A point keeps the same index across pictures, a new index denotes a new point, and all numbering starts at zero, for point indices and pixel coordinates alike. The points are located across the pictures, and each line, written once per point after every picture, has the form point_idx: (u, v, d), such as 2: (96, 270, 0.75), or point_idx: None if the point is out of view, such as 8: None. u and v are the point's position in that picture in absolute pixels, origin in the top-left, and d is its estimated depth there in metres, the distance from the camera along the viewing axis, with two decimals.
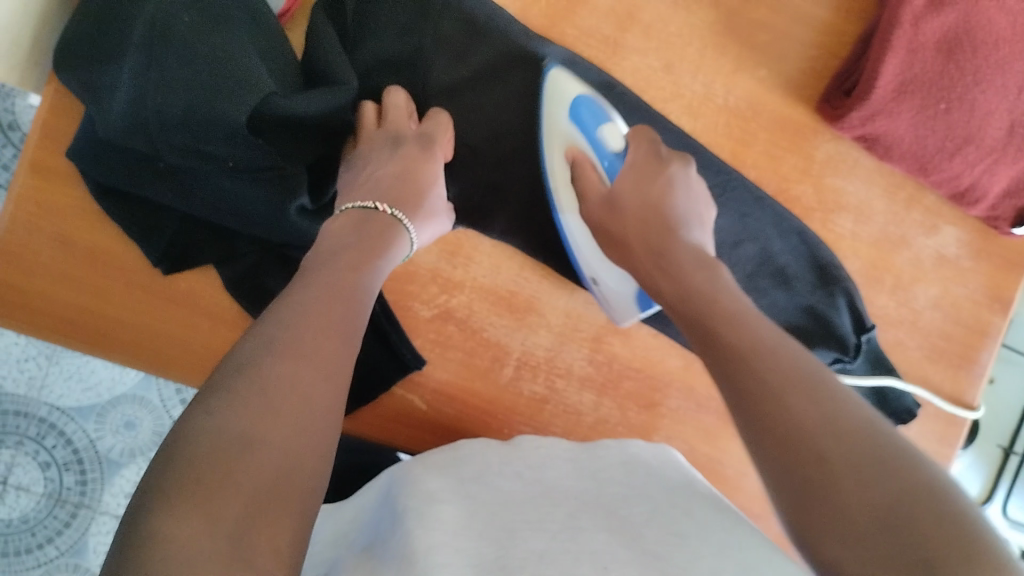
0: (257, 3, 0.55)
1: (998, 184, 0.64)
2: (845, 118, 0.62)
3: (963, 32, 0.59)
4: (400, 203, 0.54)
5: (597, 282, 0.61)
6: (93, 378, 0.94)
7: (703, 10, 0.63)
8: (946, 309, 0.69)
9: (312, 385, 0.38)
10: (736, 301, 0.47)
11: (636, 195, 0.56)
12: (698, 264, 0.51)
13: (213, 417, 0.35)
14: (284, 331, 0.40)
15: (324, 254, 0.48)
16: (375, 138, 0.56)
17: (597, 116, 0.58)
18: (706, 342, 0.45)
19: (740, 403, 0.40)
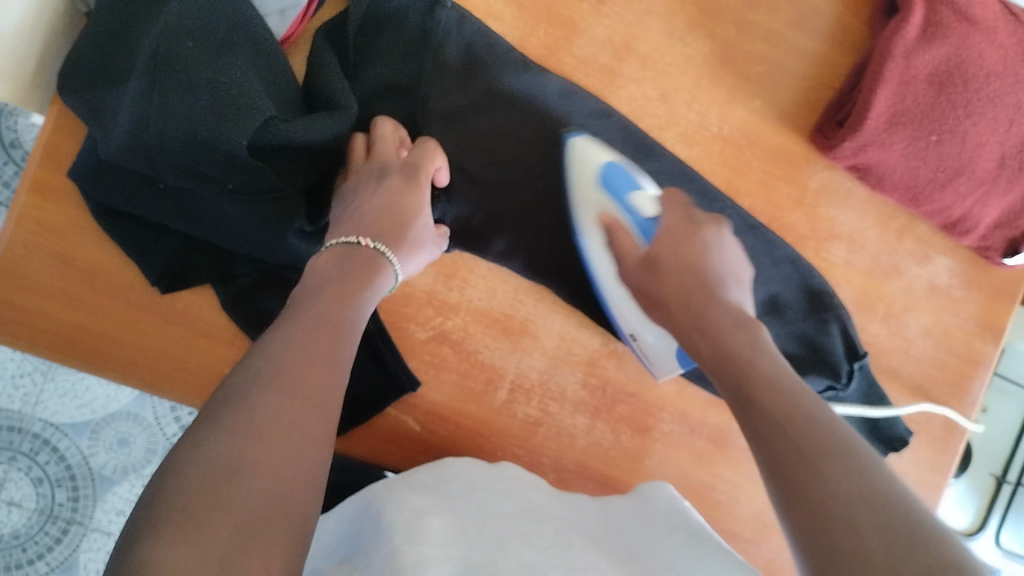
0: (261, 30, 0.56)
1: (989, 215, 0.65)
2: (837, 148, 0.63)
3: (955, 66, 0.60)
4: (383, 236, 0.53)
5: (636, 337, 0.62)
6: (87, 395, 0.95)
7: (698, 41, 0.65)
8: (937, 338, 0.69)
9: (300, 414, 0.40)
10: (767, 363, 0.47)
11: (674, 254, 0.56)
12: (737, 323, 0.50)
13: (203, 449, 0.36)
14: (274, 364, 0.41)
15: (312, 285, 0.49)
16: (361, 168, 0.57)
17: (626, 184, 0.60)
18: (745, 395, 0.46)
19: (770, 467, 0.40)
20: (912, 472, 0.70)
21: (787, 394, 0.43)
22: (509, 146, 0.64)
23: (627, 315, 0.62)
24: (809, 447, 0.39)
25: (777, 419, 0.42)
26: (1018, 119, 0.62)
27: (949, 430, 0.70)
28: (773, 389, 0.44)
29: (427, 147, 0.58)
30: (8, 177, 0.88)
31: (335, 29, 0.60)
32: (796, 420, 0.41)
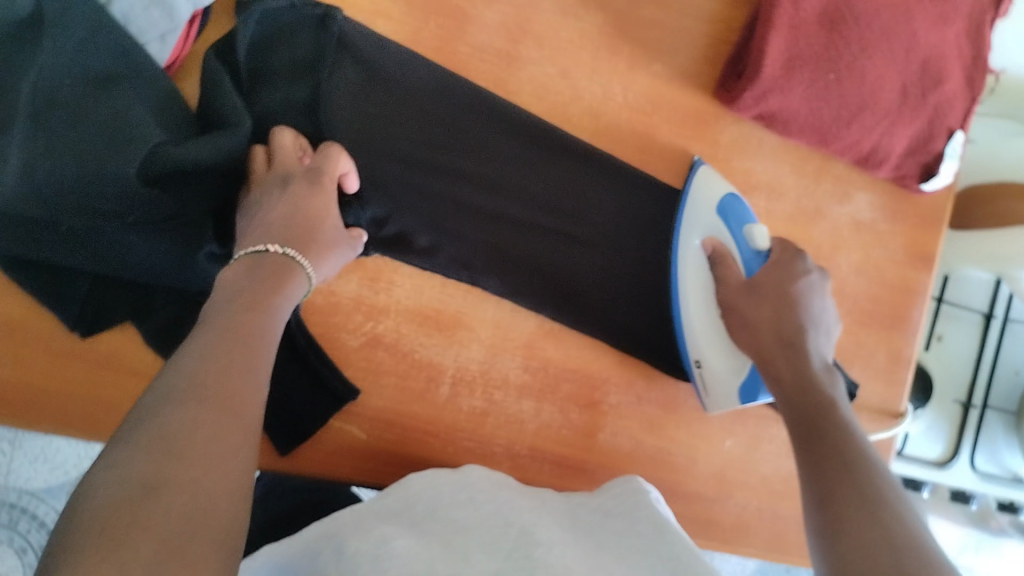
0: (141, 58, 0.55)
1: (899, 143, 0.66)
2: (739, 100, 0.64)
3: (843, 4, 0.60)
4: (291, 242, 0.53)
5: (700, 364, 0.63)
6: (58, 457, 0.92)
7: (591, 15, 0.65)
8: (869, 272, 0.70)
9: (217, 426, 0.39)
10: (837, 418, 0.55)
11: (778, 285, 0.61)
12: (821, 373, 0.59)
13: (117, 470, 0.35)
14: (186, 379, 0.40)
15: (222, 299, 0.47)
16: (269, 180, 0.56)
17: (741, 214, 0.63)
18: (811, 432, 0.55)
19: (826, 499, 0.49)
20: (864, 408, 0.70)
21: (848, 445, 0.52)
22: (419, 149, 0.63)
23: (704, 345, 0.62)
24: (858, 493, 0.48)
25: (839, 466, 0.51)
26: (913, 47, 0.62)
27: (893, 362, 0.71)
28: (836, 442, 0.53)
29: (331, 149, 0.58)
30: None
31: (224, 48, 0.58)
32: (855, 475, 0.50)
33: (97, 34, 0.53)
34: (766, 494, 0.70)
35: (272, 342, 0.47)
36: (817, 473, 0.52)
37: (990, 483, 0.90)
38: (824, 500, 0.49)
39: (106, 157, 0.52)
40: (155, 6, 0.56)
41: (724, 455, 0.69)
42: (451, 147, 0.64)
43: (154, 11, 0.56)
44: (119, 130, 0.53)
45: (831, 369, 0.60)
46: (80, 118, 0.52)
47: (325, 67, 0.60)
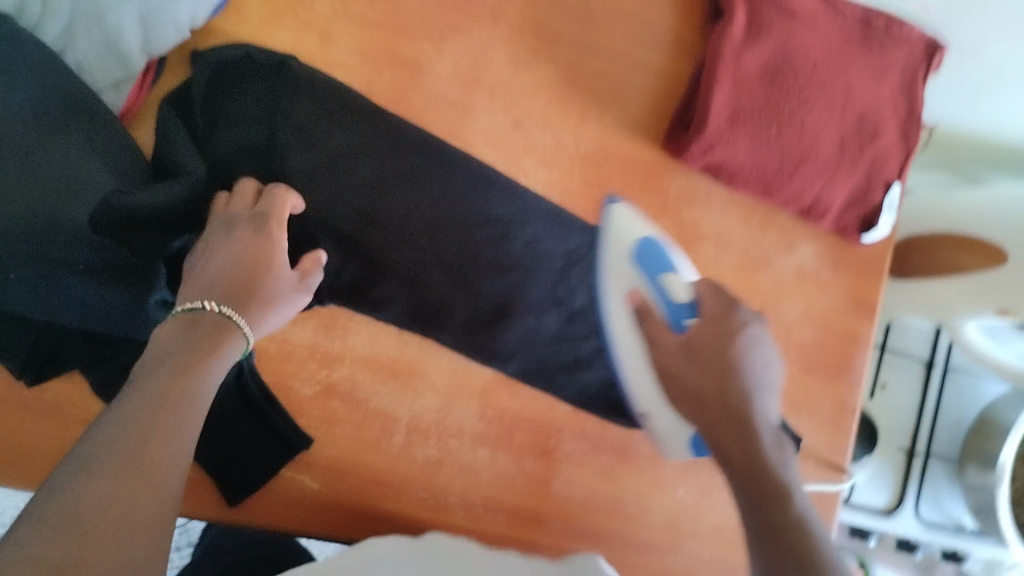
0: (97, 104, 0.55)
1: (839, 196, 0.68)
2: (687, 151, 0.65)
3: (783, 60, 0.64)
4: (227, 299, 0.51)
5: (647, 417, 0.64)
6: None
7: (543, 68, 0.66)
8: (814, 321, 0.72)
9: (133, 503, 0.38)
10: (786, 477, 0.55)
11: (715, 348, 0.58)
12: (775, 445, 0.57)
13: (24, 547, 0.33)
14: (107, 447, 0.39)
15: (155, 358, 0.46)
16: (211, 229, 0.55)
17: (658, 264, 0.61)
18: (769, 510, 0.54)
19: (785, 568, 0.50)
20: (811, 456, 0.72)
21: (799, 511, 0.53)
22: (373, 197, 0.64)
23: (643, 396, 0.63)
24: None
25: (800, 538, 0.52)
26: (849, 101, 0.66)
27: (840, 410, 0.72)
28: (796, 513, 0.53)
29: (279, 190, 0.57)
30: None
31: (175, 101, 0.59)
32: (817, 557, 0.51)
33: (55, 81, 0.53)
34: (718, 544, 0.70)
35: (203, 412, 0.45)
36: (773, 536, 0.53)
37: (934, 533, 0.91)
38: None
39: (55, 204, 0.53)
40: (109, 53, 0.55)
41: (675, 503, 0.69)
42: (403, 193, 0.65)
43: (107, 60, 0.55)
44: (71, 176, 0.54)
45: (785, 441, 0.58)
46: (32, 165, 0.52)
47: (285, 115, 0.60)
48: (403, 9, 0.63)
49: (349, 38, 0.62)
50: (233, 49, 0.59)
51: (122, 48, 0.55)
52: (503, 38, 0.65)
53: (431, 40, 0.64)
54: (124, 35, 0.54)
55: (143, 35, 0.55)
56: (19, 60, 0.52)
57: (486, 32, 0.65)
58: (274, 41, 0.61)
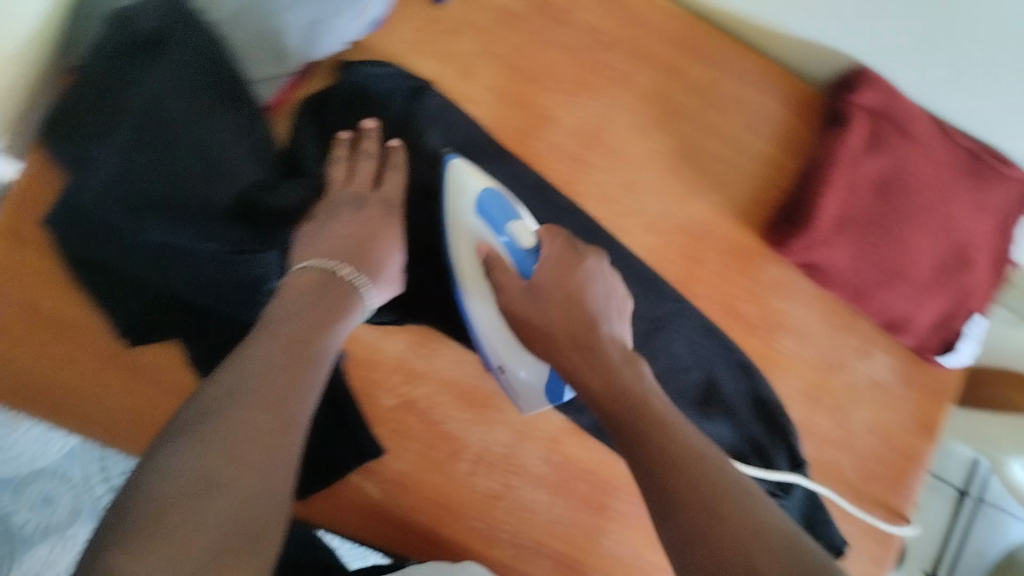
0: (243, 92, 0.56)
1: (926, 316, 0.71)
2: (787, 245, 0.68)
3: (895, 177, 0.67)
4: (362, 266, 0.58)
5: (504, 369, 0.62)
6: (13, 450, 0.96)
7: (666, 138, 0.68)
8: (879, 433, 0.73)
9: (267, 432, 0.47)
10: (688, 431, 0.52)
11: (558, 285, 0.59)
12: (623, 360, 0.56)
13: (183, 469, 0.44)
14: (249, 383, 0.48)
15: (291, 305, 0.54)
16: (338, 198, 0.60)
17: (505, 213, 0.61)
18: (637, 448, 0.51)
19: (687, 542, 0.46)
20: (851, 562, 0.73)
21: (715, 470, 0.49)
22: None
23: (500, 347, 0.62)
24: (724, 540, 0.45)
25: (702, 510, 0.46)
26: (951, 228, 0.68)
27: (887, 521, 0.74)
28: (689, 480, 0.48)
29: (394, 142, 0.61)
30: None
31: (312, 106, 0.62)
32: (716, 498, 0.47)
33: (213, 63, 0.54)
34: None
35: (332, 354, 0.54)
36: (673, 512, 0.48)
37: None
38: (661, 501, 0.48)
39: (201, 184, 0.56)
40: (268, 45, 0.57)
41: None
42: None
43: (266, 53, 0.57)
44: (216, 158, 0.56)
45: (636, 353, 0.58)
46: (183, 139, 0.55)
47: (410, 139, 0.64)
48: (541, 57, 0.65)
49: (487, 76, 0.64)
50: (382, 67, 0.61)
51: (283, 44, 0.57)
52: (631, 103, 0.66)
53: (562, 92, 0.66)
54: (288, 32, 0.57)
55: (305, 34, 0.57)
56: (187, 36, 0.53)
57: (614, 93, 0.66)
58: (418, 66, 0.63)
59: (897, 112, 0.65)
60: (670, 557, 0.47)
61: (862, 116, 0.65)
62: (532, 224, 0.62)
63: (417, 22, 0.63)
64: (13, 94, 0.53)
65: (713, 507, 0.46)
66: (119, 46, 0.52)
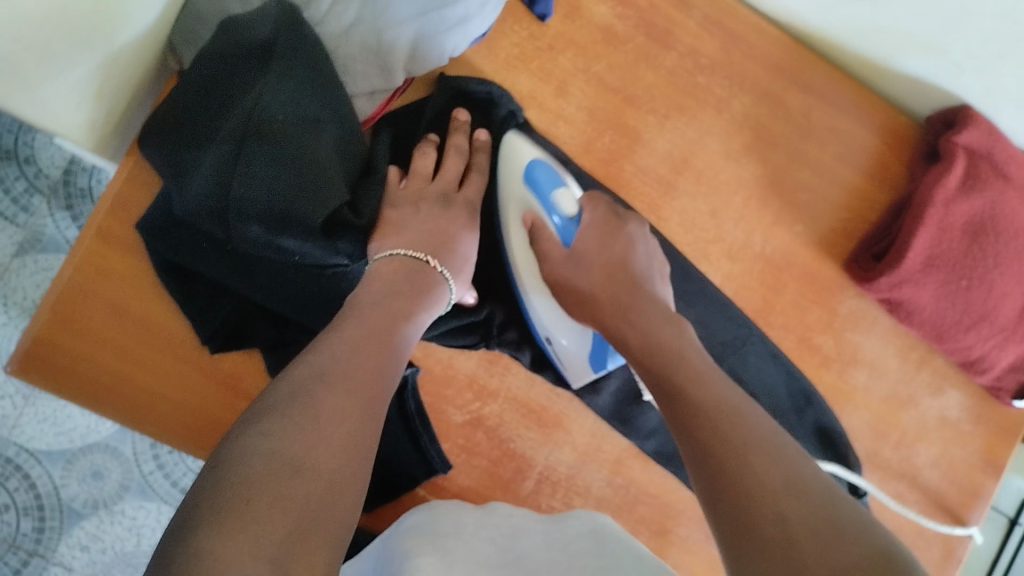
0: (346, 105, 0.56)
1: (1006, 359, 0.68)
2: (874, 281, 0.66)
3: (989, 219, 0.64)
4: (443, 259, 0.56)
5: (552, 342, 0.61)
6: (67, 423, 0.97)
7: (752, 165, 0.68)
8: (944, 469, 0.71)
9: (354, 420, 0.44)
10: (730, 389, 0.49)
11: (602, 251, 0.58)
12: (666, 319, 0.55)
13: (273, 442, 0.40)
14: (339, 366, 0.46)
15: (375, 292, 0.52)
16: (425, 191, 0.58)
17: (551, 181, 0.60)
18: (672, 399, 0.49)
19: (716, 491, 0.42)
20: None
21: (751, 424, 0.45)
22: None
23: (548, 319, 0.61)
24: (749, 485, 0.41)
25: (731, 457, 0.43)
26: None
27: (947, 558, 0.71)
28: (720, 429, 0.45)
29: (481, 134, 0.61)
30: (82, 220, 0.95)
31: (399, 119, 0.61)
32: (748, 446, 0.43)
33: (315, 77, 0.54)
34: None
35: (410, 345, 0.52)
36: (702, 459, 0.44)
37: None
38: (690, 441, 0.45)
39: (299, 200, 0.52)
40: (375, 62, 0.57)
41: None
42: None
43: (371, 68, 0.58)
44: (314, 172, 0.53)
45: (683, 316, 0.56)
46: (281, 150, 0.52)
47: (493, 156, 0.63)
48: (639, 79, 0.66)
49: (582, 96, 0.65)
50: (479, 85, 0.61)
51: (389, 63, 0.57)
52: (722, 127, 0.67)
53: (655, 115, 0.66)
54: (395, 50, 0.57)
55: (411, 53, 0.57)
56: (296, 49, 0.53)
57: (708, 118, 0.67)
58: (514, 82, 0.64)
59: (996, 151, 0.64)
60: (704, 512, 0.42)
61: (961, 153, 0.64)
62: (577, 191, 0.60)
63: (516, 38, 0.63)
64: (119, 96, 0.55)
65: (740, 456, 0.42)
66: (226, 59, 0.54)
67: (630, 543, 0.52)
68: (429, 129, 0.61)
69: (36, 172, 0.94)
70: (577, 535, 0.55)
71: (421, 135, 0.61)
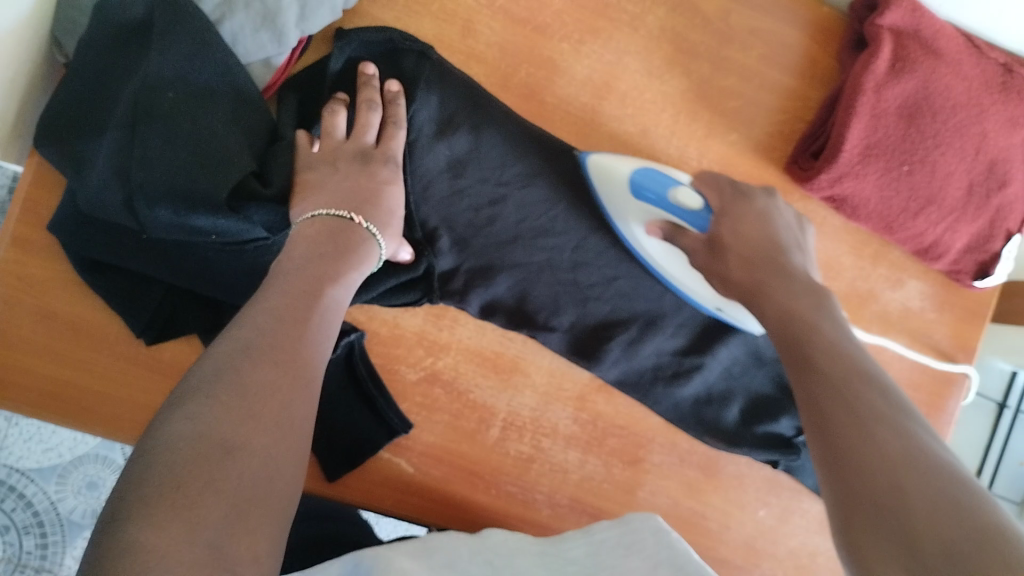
0: (242, 77, 0.54)
1: (960, 240, 0.67)
2: (813, 180, 0.65)
3: (923, 98, 0.62)
4: (370, 215, 0.54)
5: (721, 309, 0.63)
6: (53, 439, 0.96)
7: (676, 79, 0.66)
8: (914, 359, 0.70)
9: (287, 389, 0.41)
10: (862, 360, 0.45)
11: (735, 233, 0.57)
12: (804, 291, 0.52)
13: (197, 424, 0.37)
14: (263, 335, 0.42)
15: (300, 258, 0.49)
16: (340, 150, 0.55)
17: (659, 184, 0.59)
18: (800, 372, 0.46)
19: (841, 476, 0.38)
20: None
21: (877, 394, 0.42)
22: (487, 200, 0.64)
23: (705, 294, 0.63)
24: (874, 463, 0.37)
25: (848, 427, 0.40)
26: (984, 147, 0.63)
27: None
28: (844, 400, 0.41)
29: (391, 84, 0.58)
30: None
31: (306, 82, 0.60)
32: (869, 413, 0.40)
33: (205, 50, 0.52)
34: (792, 567, 0.70)
35: (341, 309, 0.49)
36: (825, 433, 0.41)
37: None
38: (816, 415, 0.42)
39: (198, 177, 0.51)
40: (265, 28, 0.55)
41: (756, 524, 0.69)
42: (520, 199, 0.64)
43: (262, 34, 0.55)
44: (216, 148, 0.52)
45: (824, 286, 0.53)
46: (177, 131, 0.51)
47: (408, 106, 0.59)
48: (547, 6, 0.63)
49: (491, 31, 0.63)
50: (377, 33, 0.59)
51: (279, 24, 0.55)
52: (641, 44, 0.65)
53: (570, 41, 0.64)
54: (282, 11, 0.55)
55: (300, 12, 0.55)
56: (172, 27, 0.51)
57: (624, 37, 0.65)
58: (418, 27, 0.61)
59: (923, 28, 0.61)
60: (825, 494, 0.39)
61: (886, 36, 0.61)
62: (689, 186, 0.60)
63: None
64: (10, 94, 0.53)
65: (862, 427, 0.39)
66: (106, 44, 0.52)
67: (631, 562, 0.52)
68: (335, 89, 0.59)
69: None
70: (575, 561, 0.55)
71: (328, 95, 0.59)
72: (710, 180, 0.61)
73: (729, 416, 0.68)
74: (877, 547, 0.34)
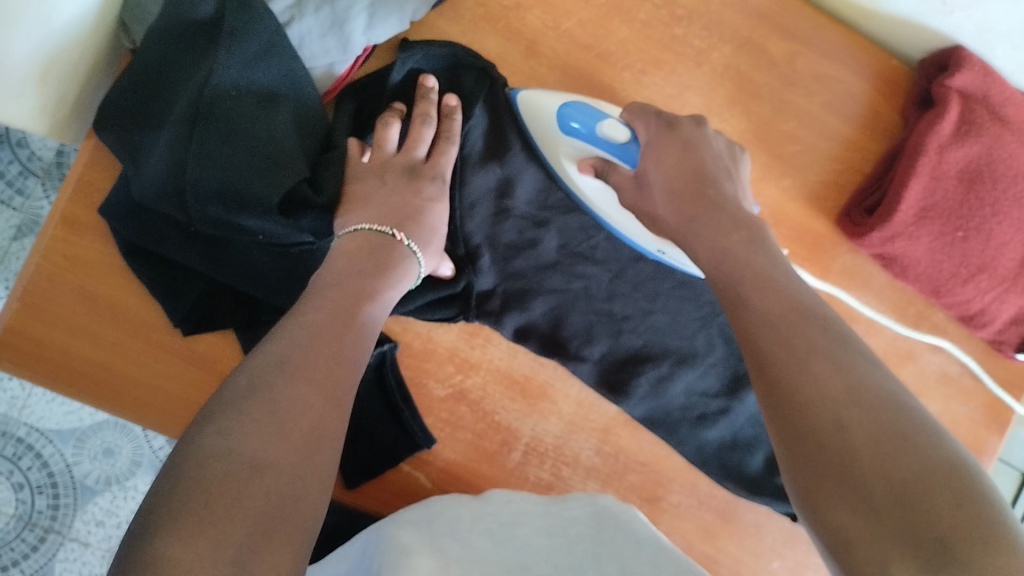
0: (307, 84, 0.54)
1: (1008, 311, 0.66)
2: (865, 236, 0.64)
3: (986, 164, 0.61)
4: (412, 232, 0.54)
5: (663, 251, 0.61)
6: (76, 403, 0.97)
7: (735, 118, 0.65)
8: (946, 425, 0.68)
9: (317, 408, 0.41)
10: (797, 291, 0.43)
11: (658, 166, 0.55)
12: (734, 225, 0.48)
13: (228, 440, 0.36)
14: (298, 352, 0.42)
15: (336, 273, 0.49)
16: (390, 164, 0.56)
17: (590, 118, 0.59)
18: (734, 311, 0.44)
19: (790, 429, 0.37)
20: None
21: (818, 330, 0.39)
22: (530, 223, 0.63)
23: (647, 237, 0.61)
24: (823, 414, 0.35)
25: (791, 367, 0.38)
26: None
27: None
28: (783, 338, 0.39)
29: (449, 99, 0.58)
30: None
31: (364, 89, 0.59)
32: (811, 350, 0.38)
33: (272, 53, 0.52)
34: None
35: (376, 326, 0.49)
36: (766, 376, 0.39)
37: None
38: (753, 355, 0.40)
39: (251, 177, 0.51)
40: (333, 34, 0.55)
41: None
42: (562, 224, 0.64)
43: (329, 40, 0.55)
44: (272, 151, 0.52)
45: (758, 218, 0.49)
46: (236, 131, 0.51)
47: (464, 122, 0.59)
48: (612, 34, 0.63)
49: (555, 55, 0.62)
50: (441, 48, 0.59)
51: (346, 32, 0.55)
52: (703, 81, 0.64)
53: (631, 71, 0.64)
54: (350, 19, 0.55)
55: (368, 21, 0.55)
56: (243, 29, 0.51)
57: (686, 72, 0.64)
58: (482, 44, 0.61)
59: (992, 93, 0.60)
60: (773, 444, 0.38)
61: (955, 97, 0.60)
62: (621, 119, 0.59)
63: None
64: (75, 77, 0.53)
65: (802, 366, 0.38)
66: (176, 38, 0.52)
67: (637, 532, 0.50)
68: (393, 99, 0.59)
69: (28, 156, 0.91)
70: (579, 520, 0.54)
71: (385, 106, 0.59)
72: (637, 111, 0.58)
73: (753, 463, 0.67)
74: (832, 505, 0.33)
